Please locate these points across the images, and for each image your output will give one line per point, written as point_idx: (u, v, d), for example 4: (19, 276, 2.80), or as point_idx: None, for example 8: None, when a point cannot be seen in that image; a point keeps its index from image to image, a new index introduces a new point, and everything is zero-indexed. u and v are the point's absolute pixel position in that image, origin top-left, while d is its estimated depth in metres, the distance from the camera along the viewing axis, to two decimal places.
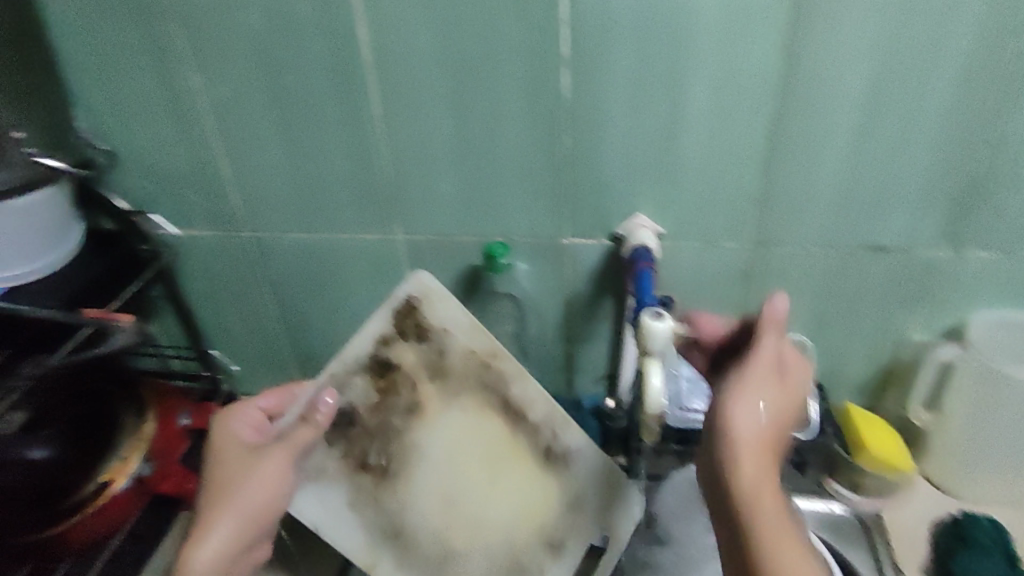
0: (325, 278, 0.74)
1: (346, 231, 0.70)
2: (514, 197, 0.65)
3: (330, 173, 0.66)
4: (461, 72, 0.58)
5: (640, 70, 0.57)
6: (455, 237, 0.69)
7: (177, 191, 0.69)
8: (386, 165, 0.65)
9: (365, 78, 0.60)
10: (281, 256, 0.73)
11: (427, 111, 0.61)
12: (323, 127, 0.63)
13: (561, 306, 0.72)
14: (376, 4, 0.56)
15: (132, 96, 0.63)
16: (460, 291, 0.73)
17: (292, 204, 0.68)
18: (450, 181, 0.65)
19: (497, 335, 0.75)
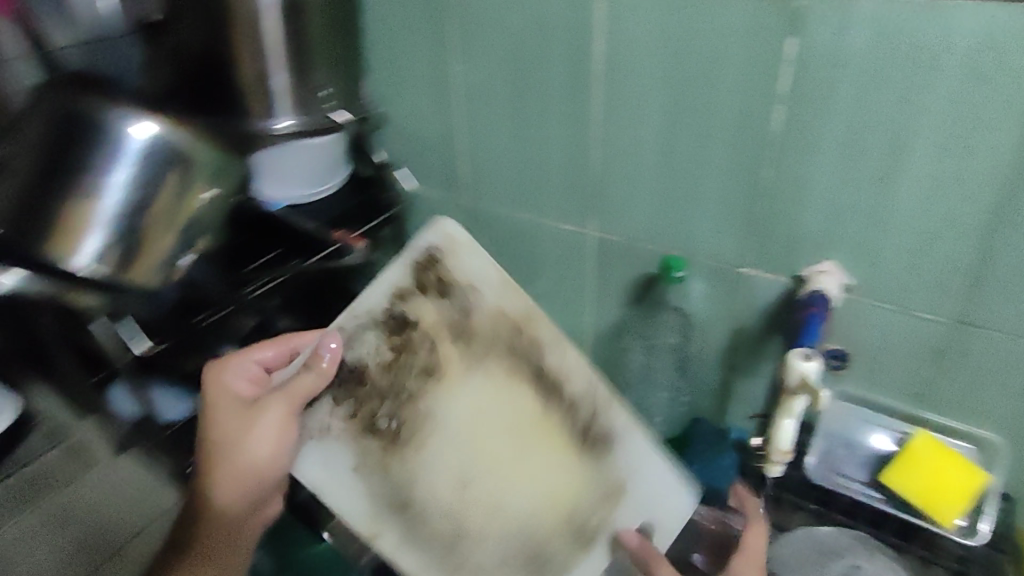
0: (519, 254, 0.83)
1: (547, 217, 0.78)
2: (704, 218, 0.68)
3: (546, 163, 0.74)
4: (681, 93, 0.62)
5: (860, 119, 0.56)
6: (641, 244, 0.73)
7: (423, 155, 0.82)
8: (595, 165, 0.71)
9: (596, 87, 0.66)
10: (488, 226, 0.83)
11: (641, 124, 0.66)
12: (548, 123, 0.71)
13: (729, 333, 0.73)
14: (618, 22, 0.62)
15: (410, 72, 0.77)
16: (634, 294, 0.77)
17: (507, 183, 0.78)
18: (648, 191, 0.69)
19: (659, 343, 0.78)
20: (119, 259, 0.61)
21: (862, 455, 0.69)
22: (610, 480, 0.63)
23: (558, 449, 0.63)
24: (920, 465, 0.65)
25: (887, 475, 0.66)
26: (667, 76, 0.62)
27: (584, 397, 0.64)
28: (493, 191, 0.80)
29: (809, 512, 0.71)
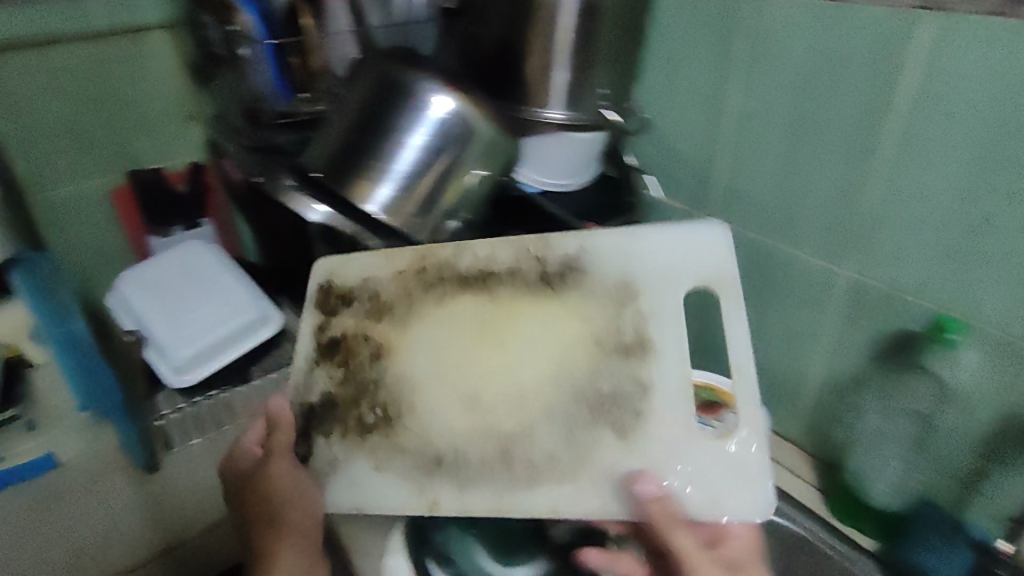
0: (756, 283, 0.80)
1: (801, 250, 0.74)
2: (999, 281, 0.60)
3: (813, 195, 0.70)
4: (1002, 140, 0.56)
5: None
6: (908, 297, 0.67)
7: (677, 167, 0.82)
8: (870, 205, 0.66)
9: (894, 122, 0.62)
10: (730, 249, 0.81)
11: (942, 169, 0.60)
12: (827, 153, 0.68)
13: (998, 417, 0.64)
14: (937, 58, 0.57)
15: (682, 85, 0.77)
16: (883, 350, 0.71)
17: (762, 210, 0.76)
18: (931, 242, 0.63)
19: (902, 409, 0.71)
20: (406, 208, 0.71)
21: None
22: (624, 337, 0.60)
23: (554, 336, 0.61)
24: None
25: None
26: (993, 121, 0.56)
27: (540, 246, 0.65)
28: (743, 214, 0.78)
29: None
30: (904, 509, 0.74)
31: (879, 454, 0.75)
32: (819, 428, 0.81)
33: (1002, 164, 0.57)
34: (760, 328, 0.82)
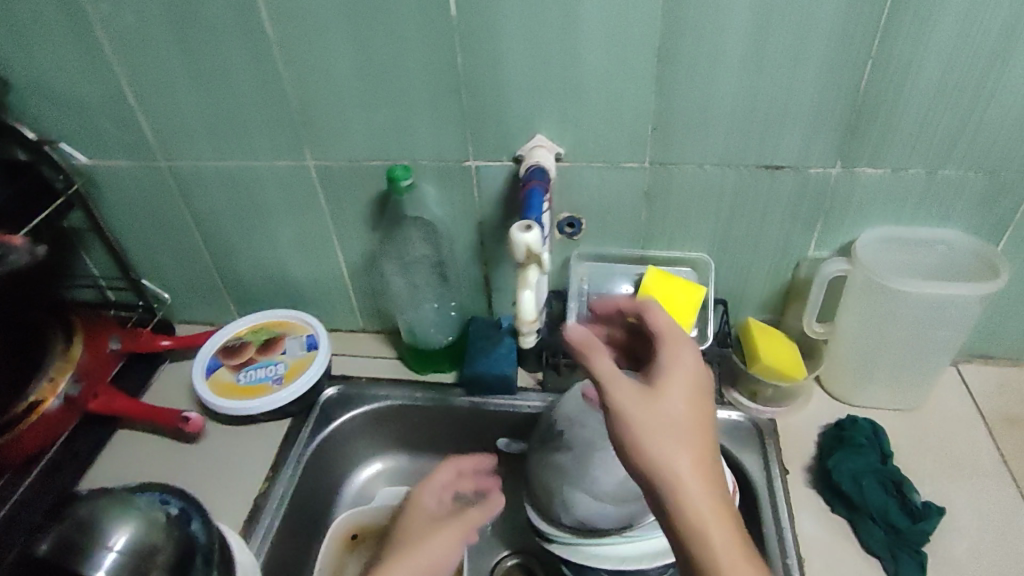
0: (250, 208, 0.85)
1: (261, 160, 0.80)
2: (420, 127, 0.76)
3: (247, 115, 0.77)
4: (360, 18, 0.68)
5: (528, 26, 0.67)
6: (363, 162, 0.79)
7: (96, 125, 0.79)
8: (292, 103, 0.75)
9: (265, 16, 0.69)
10: (212, 185, 0.83)
11: (335, 61, 0.72)
12: (232, 71, 0.73)
13: (472, 227, 0.83)
14: None
15: (57, 52, 0.73)
16: (374, 216, 0.83)
17: (210, 137, 0.79)
18: (357, 123, 0.76)
19: (416, 257, 0.85)
20: None
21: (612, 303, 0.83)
22: None
23: None
24: (653, 298, 0.80)
25: None
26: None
27: None
28: (224, 147, 0.80)
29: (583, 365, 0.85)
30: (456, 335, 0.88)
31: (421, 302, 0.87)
32: (369, 306, 0.93)
33: (364, 30, 0.69)
34: (274, 250, 0.89)
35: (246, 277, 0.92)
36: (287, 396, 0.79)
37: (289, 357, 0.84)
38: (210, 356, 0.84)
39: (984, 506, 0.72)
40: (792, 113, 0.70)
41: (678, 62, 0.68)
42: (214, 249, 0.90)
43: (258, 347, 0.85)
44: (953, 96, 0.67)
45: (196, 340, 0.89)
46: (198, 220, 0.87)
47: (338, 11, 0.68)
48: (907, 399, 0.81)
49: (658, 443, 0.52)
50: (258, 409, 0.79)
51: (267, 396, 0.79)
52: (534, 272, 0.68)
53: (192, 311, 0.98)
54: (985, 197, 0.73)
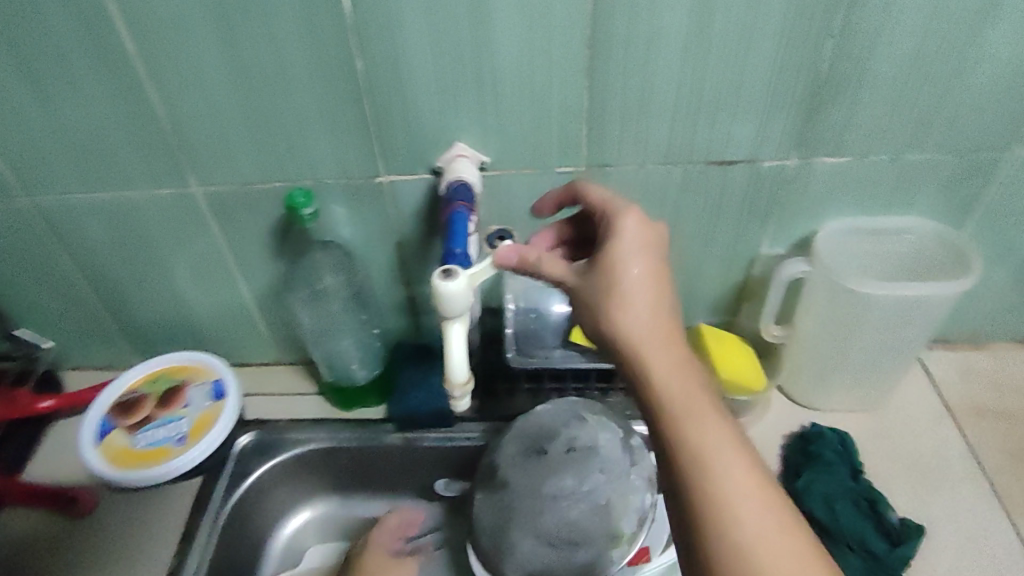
0: (136, 242, 0.74)
1: (140, 188, 0.69)
2: (319, 142, 0.65)
3: (116, 140, 0.66)
4: (232, 19, 0.57)
5: (434, 21, 0.58)
6: (255, 185, 0.68)
7: None
8: (165, 123, 0.64)
9: (115, 23, 0.58)
10: (88, 221, 0.72)
11: (209, 72, 0.61)
12: (90, 89, 0.62)
13: (392, 250, 0.73)
14: None
15: None
16: (276, 245, 0.72)
17: (77, 166, 0.67)
18: (244, 142, 0.65)
19: (327, 290, 0.73)
20: None
21: (553, 322, 0.74)
22: None
23: None
24: None
25: None
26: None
27: None
28: (91, 178, 0.68)
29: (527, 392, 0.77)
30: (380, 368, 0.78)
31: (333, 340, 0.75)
32: (286, 339, 0.82)
33: (239, 34, 0.58)
34: (171, 287, 0.78)
35: (146, 318, 0.81)
36: (172, 468, 0.68)
37: (194, 411, 0.72)
38: (102, 418, 0.72)
39: (962, 516, 0.67)
40: (744, 100, 0.63)
41: (613, 52, 0.60)
42: (104, 290, 0.78)
43: (156, 401, 0.73)
44: (924, 69, 0.61)
45: (83, 396, 0.76)
46: (76, 262, 0.75)
47: (203, 14, 0.57)
48: (874, 400, 0.75)
49: (701, 430, 0.44)
50: (167, 475, 0.68)
51: (151, 468, 0.68)
52: (461, 325, 0.53)
53: (85, 359, 0.86)
54: (948, 180, 0.68)
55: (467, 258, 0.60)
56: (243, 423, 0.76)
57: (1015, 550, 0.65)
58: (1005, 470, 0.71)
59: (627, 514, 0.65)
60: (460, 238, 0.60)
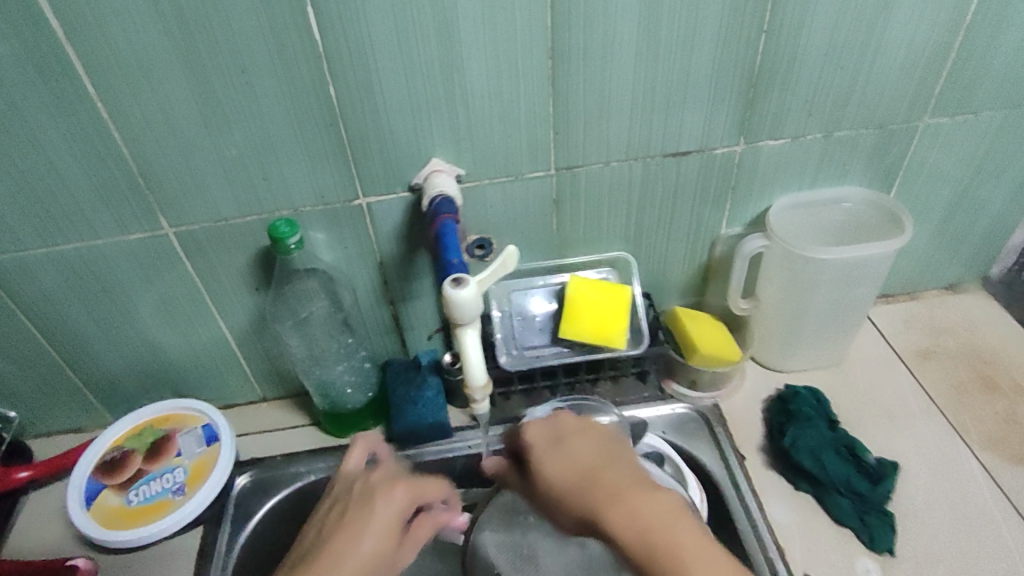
0: (103, 294, 0.71)
1: (105, 236, 0.67)
2: (295, 170, 0.66)
3: (77, 189, 0.63)
4: (197, 57, 0.57)
5: (401, 42, 0.59)
6: (232, 219, 0.68)
7: None
8: (130, 167, 0.63)
9: (74, 68, 0.56)
10: (48, 278, 0.69)
11: (176, 112, 0.60)
12: (47, 142, 0.60)
13: (375, 270, 0.75)
14: (70, 24, 0.54)
15: None
16: (259, 276, 0.72)
17: (35, 221, 0.65)
18: (216, 177, 0.65)
19: (312, 316, 0.74)
20: None
21: (538, 323, 0.79)
22: None
23: None
24: (583, 310, 0.75)
25: (562, 331, 0.75)
26: (155, 13, 0.54)
27: None
28: (52, 230, 0.66)
29: (521, 393, 0.80)
30: (372, 389, 0.78)
31: (325, 367, 0.76)
32: (272, 372, 0.82)
33: (205, 67, 0.58)
34: (145, 336, 0.75)
35: (118, 372, 0.78)
36: (176, 520, 0.68)
37: (188, 457, 0.73)
38: (89, 481, 0.71)
39: (925, 449, 0.75)
40: (691, 94, 0.68)
41: (571, 59, 0.63)
42: (72, 349, 0.75)
43: (145, 455, 0.73)
44: (842, 56, 0.67)
45: (64, 459, 0.75)
46: (35, 321, 0.71)
47: (168, 51, 0.56)
48: (833, 355, 0.83)
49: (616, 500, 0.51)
50: (176, 526, 0.68)
51: (150, 525, 0.68)
52: (474, 331, 0.55)
53: (55, 422, 0.82)
54: (873, 152, 0.76)
55: (465, 265, 0.61)
56: (239, 463, 0.76)
57: (975, 473, 0.72)
58: (953, 403, 0.79)
59: None
60: (455, 247, 0.62)
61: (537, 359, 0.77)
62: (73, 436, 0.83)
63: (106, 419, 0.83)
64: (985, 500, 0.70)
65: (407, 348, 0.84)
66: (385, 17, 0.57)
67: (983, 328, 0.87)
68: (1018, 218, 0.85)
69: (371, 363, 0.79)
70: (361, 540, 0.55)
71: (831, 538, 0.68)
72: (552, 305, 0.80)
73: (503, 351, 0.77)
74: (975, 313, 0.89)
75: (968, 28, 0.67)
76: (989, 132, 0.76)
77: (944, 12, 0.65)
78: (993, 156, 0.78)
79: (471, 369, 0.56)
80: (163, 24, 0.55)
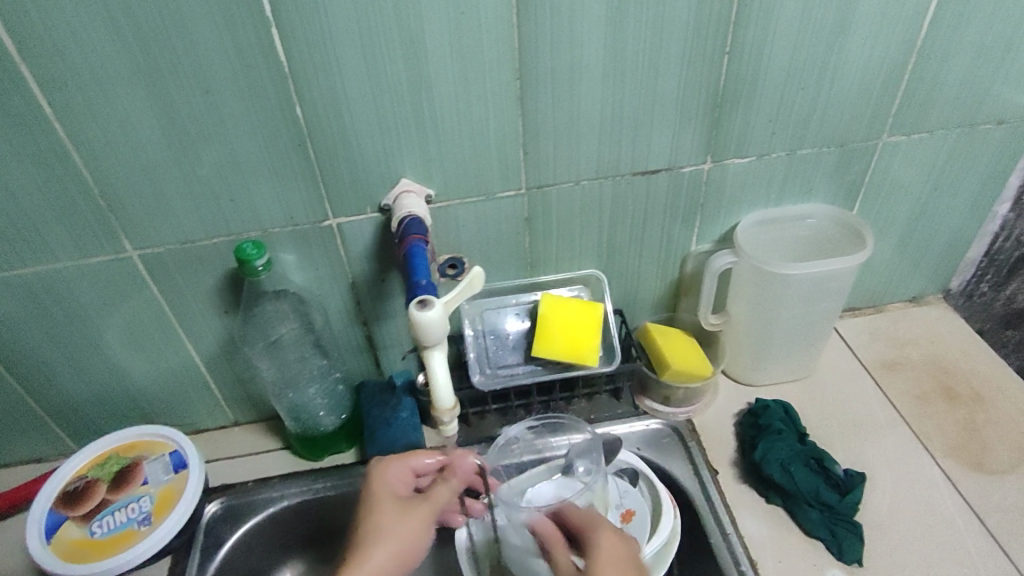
0: (65, 319, 0.69)
1: (67, 261, 0.65)
2: (263, 192, 0.65)
3: (37, 213, 0.62)
4: (162, 78, 0.57)
5: (370, 64, 0.60)
6: (199, 241, 0.67)
7: None
8: (93, 190, 0.62)
9: (33, 90, 0.55)
10: (8, 303, 0.67)
11: (141, 134, 0.59)
12: (6, 165, 0.59)
13: (347, 291, 0.74)
14: (31, 47, 0.53)
15: None
16: (228, 299, 0.71)
17: None
18: (182, 199, 0.64)
19: (283, 339, 0.73)
20: None
21: (511, 341, 0.79)
22: None
23: None
24: (555, 327, 0.75)
25: (535, 349, 0.75)
26: (118, 34, 0.54)
27: None
28: (11, 254, 0.64)
29: (495, 412, 0.80)
30: (345, 412, 0.77)
31: (297, 390, 0.75)
32: (242, 396, 0.80)
33: (171, 89, 0.57)
34: (109, 361, 0.74)
35: (81, 400, 0.76)
36: (141, 551, 0.66)
37: (155, 486, 0.71)
38: (50, 513, 0.69)
39: (892, 459, 0.76)
40: (658, 114, 0.69)
41: (539, 79, 0.64)
42: (32, 377, 0.73)
43: (110, 484, 0.71)
44: (802, 77, 0.69)
45: (25, 491, 0.73)
46: None
47: (131, 73, 0.56)
48: (803, 369, 0.84)
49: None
50: (141, 557, 0.66)
51: (114, 557, 0.65)
52: (441, 352, 0.55)
53: (14, 453, 0.79)
54: (835, 169, 0.78)
55: (432, 286, 0.61)
56: (207, 490, 0.74)
57: (941, 482, 0.74)
58: (918, 413, 0.80)
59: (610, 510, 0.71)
60: (423, 267, 0.62)
61: (510, 377, 0.77)
62: (33, 467, 0.80)
63: (69, 448, 0.80)
64: (950, 507, 0.72)
65: (380, 369, 0.83)
66: (353, 39, 0.58)
67: (945, 339, 0.89)
68: (974, 231, 0.88)
69: (344, 385, 0.78)
70: (378, 550, 0.57)
71: (803, 549, 0.69)
72: (525, 323, 0.80)
73: (476, 370, 0.77)
74: (937, 324, 0.91)
75: (921, 49, 0.70)
76: (945, 148, 0.79)
77: (897, 34, 0.68)
78: (949, 172, 0.81)
79: (437, 390, 0.55)
80: (125, 45, 0.54)
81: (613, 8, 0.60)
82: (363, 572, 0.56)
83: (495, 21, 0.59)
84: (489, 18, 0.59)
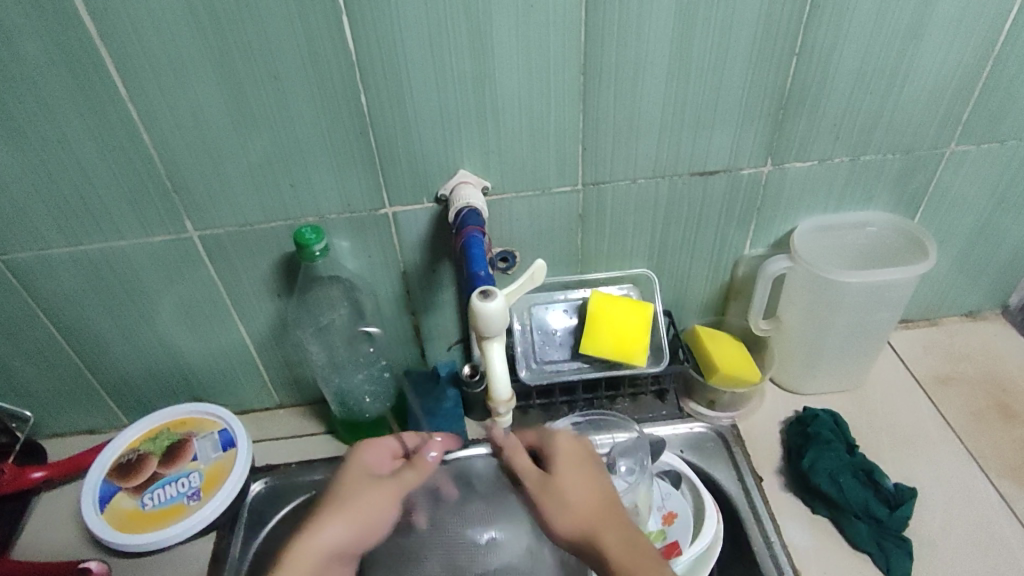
0: (125, 295, 0.71)
1: (130, 239, 0.67)
2: (323, 179, 0.66)
3: (103, 191, 0.63)
4: (232, 64, 0.57)
5: (435, 54, 0.59)
6: (258, 225, 0.68)
7: None
8: (159, 170, 0.63)
9: (108, 70, 0.56)
10: (70, 277, 0.68)
11: (208, 117, 0.60)
12: (77, 143, 0.60)
13: (398, 280, 0.74)
14: (108, 28, 0.54)
15: None
16: (281, 282, 0.72)
17: (60, 222, 0.65)
18: (244, 182, 0.65)
19: (332, 324, 0.74)
20: None
21: (558, 337, 0.79)
22: None
23: None
24: (604, 324, 0.75)
25: (582, 346, 0.75)
26: (191, 16, 0.54)
27: None
28: (76, 229, 0.65)
29: (538, 408, 0.79)
30: (389, 401, 0.77)
31: (345, 375, 0.76)
32: (289, 379, 0.81)
33: (240, 74, 0.58)
34: (162, 338, 0.75)
35: (134, 374, 0.78)
36: (188, 526, 0.67)
37: (204, 462, 0.73)
38: (104, 483, 0.71)
39: (944, 475, 0.74)
40: (721, 113, 0.68)
41: (603, 75, 0.63)
42: (90, 350, 0.74)
43: (161, 458, 0.73)
44: (871, 81, 0.67)
45: (79, 460, 0.75)
46: (55, 320, 0.71)
47: (203, 57, 0.56)
48: (853, 380, 0.83)
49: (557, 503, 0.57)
50: (189, 532, 0.67)
51: (164, 530, 0.67)
52: (500, 345, 0.55)
53: (67, 423, 0.81)
54: (898, 176, 0.76)
55: (490, 277, 0.60)
56: (253, 470, 0.75)
57: (995, 501, 0.72)
58: (972, 430, 0.78)
59: (653, 513, 0.71)
60: (480, 256, 0.61)
61: (555, 373, 0.77)
62: (84, 438, 0.82)
63: (120, 421, 0.82)
64: (1005, 529, 0.70)
65: (425, 360, 0.83)
66: (421, 28, 0.57)
67: (1001, 356, 0.87)
68: None
69: (390, 372, 0.79)
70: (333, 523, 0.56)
71: (849, 562, 0.68)
72: (573, 320, 0.80)
73: (522, 365, 0.77)
74: (992, 340, 0.89)
75: (998, 55, 0.67)
76: (1015, 159, 0.76)
77: (974, 39, 0.66)
78: (1017, 184, 0.78)
79: (494, 380, 0.56)
80: (199, 29, 0.55)
81: (684, 4, 0.59)
82: (320, 543, 0.55)
83: (564, 14, 0.58)
84: (558, 11, 0.58)
